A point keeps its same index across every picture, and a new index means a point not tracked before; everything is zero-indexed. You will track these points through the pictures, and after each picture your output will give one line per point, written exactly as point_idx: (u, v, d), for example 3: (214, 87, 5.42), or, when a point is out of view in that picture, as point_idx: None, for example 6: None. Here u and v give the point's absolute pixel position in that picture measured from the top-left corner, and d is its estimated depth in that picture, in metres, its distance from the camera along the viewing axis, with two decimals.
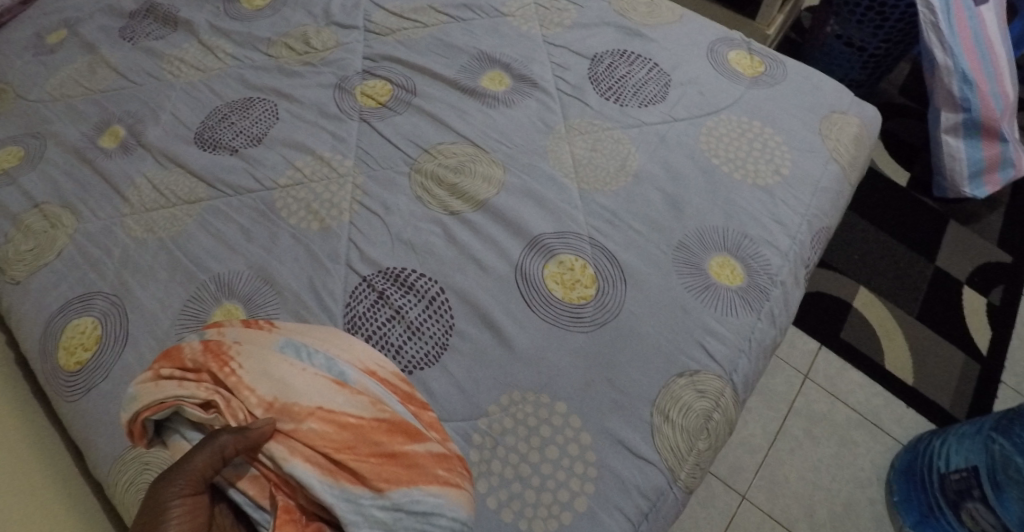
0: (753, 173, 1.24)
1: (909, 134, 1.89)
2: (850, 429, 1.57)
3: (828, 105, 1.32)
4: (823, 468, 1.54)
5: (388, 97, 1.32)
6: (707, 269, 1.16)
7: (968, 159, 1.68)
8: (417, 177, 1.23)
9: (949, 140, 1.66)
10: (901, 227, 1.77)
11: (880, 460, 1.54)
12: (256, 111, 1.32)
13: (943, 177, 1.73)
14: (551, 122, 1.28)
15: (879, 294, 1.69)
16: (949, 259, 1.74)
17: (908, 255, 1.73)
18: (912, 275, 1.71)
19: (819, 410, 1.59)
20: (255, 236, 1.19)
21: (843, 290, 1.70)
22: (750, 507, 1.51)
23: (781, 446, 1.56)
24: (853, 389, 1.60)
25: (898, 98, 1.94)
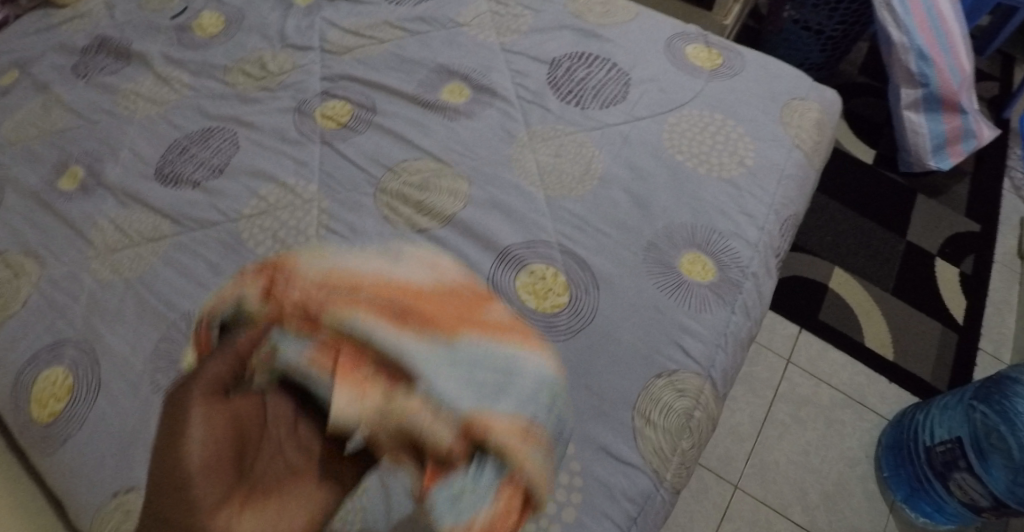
0: (717, 166, 1.24)
1: (870, 112, 1.91)
2: (835, 410, 1.58)
3: (788, 92, 1.33)
4: (812, 451, 1.55)
5: (348, 117, 1.31)
6: (678, 267, 1.16)
7: (931, 133, 1.71)
8: (383, 197, 1.23)
9: (911, 115, 1.70)
10: (870, 205, 1.78)
11: (867, 437, 1.55)
12: (215, 140, 1.31)
13: (908, 151, 1.74)
14: (514, 130, 1.28)
15: (853, 273, 1.70)
16: (918, 233, 1.75)
17: (879, 232, 1.75)
18: (884, 252, 1.73)
19: (803, 393, 1.60)
20: (224, 270, 1.18)
21: (819, 272, 1.71)
22: (742, 496, 1.51)
23: (769, 432, 1.56)
24: (835, 369, 1.61)
25: (858, 77, 1.96)
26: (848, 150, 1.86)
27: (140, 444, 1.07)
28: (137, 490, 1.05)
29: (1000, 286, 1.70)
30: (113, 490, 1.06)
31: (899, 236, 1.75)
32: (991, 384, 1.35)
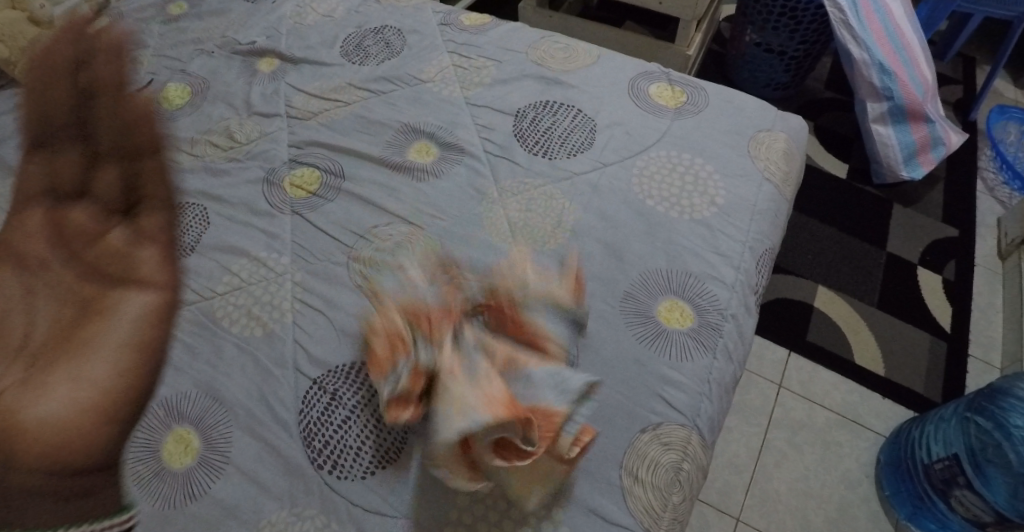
0: (688, 208, 1.23)
1: (840, 126, 1.93)
2: (832, 431, 1.55)
3: (754, 125, 1.32)
4: (812, 476, 1.51)
5: (317, 184, 1.31)
6: (656, 315, 1.15)
7: (900, 144, 1.71)
8: (355, 265, 1.23)
9: (879, 129, 1.70)
10: (847, 219, 1.79)
11: (866, 457, 1.52)
12: (185, 218, 1.30)
13: (881, 165, 1.73)
14: (482, 186, 1.28)
15: (838, 290, 1.69)
16: (899, 244, 1.75)
17: (860, 245, 1.75)
18: (866, 265, 1.72)
19: (798, 417, 1.57)
20: (200, 352, 1.18)
21: (804, 292, 1.70)
22: (746, 528, 1.46)
23: (766, 461, 1.52)
24: (828, 390, 1.59)
25: (824, 93, 1.99)
26: (823, 166, 1.87)
27: None
28: None
29: (985, 290, 1.69)
30: None
31: (880, 248, 1.74)
32: (983, 396, 1.32)
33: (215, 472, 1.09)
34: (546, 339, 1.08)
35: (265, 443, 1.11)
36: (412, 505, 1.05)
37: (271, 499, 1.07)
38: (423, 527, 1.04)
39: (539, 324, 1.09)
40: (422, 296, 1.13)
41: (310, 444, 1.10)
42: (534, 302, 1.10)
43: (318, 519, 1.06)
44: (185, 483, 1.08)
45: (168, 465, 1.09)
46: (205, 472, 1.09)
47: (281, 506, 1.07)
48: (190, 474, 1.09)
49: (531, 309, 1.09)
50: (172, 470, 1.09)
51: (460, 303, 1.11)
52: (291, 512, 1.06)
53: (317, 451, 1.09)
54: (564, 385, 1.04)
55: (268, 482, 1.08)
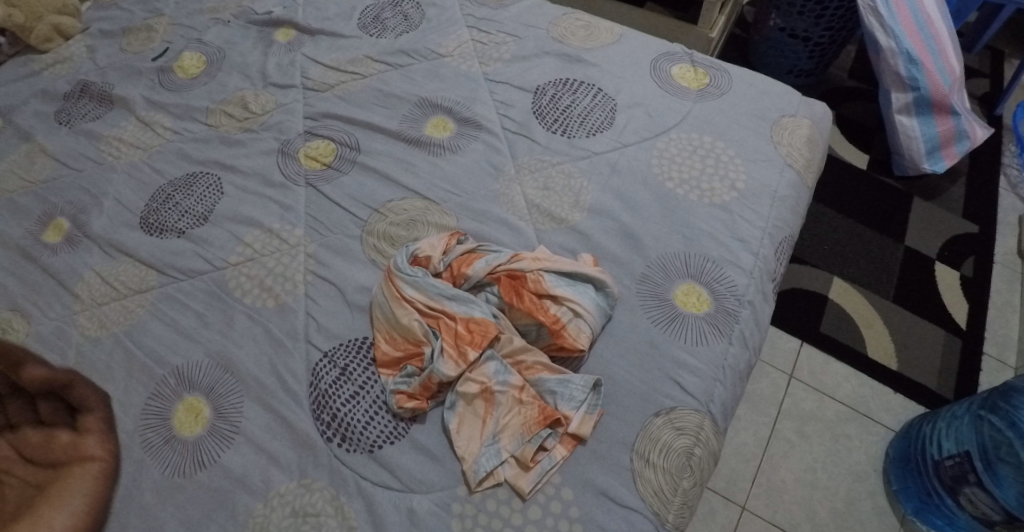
0: (708, 192, 1.22)
1: (862, 116, 1.89)
2: (841, 424, 1.54)
3: (777, 110, 1.30)
4: (819, 468, 1.50)
5: (332, 157, 1.30)
6: (673, 299, 1.14)
7: (924, 136, 1.68)
8: (369, 239, 1.22)
9: (903, 119, 1.67)
10: (866, 212, 1.76)
11: (874, 450, 1.51)
12: (200, 187, 1.29)
13: (903, 156, 1.71)
14: (499, 163, 1.26)
15: (854, 282, 1.68)
16: (919, 237, 1.72)
17: (878, 238, 1.72)
18: (883, 258, 1.70)
19: (808, 408, 1.56)
20: (211, 321, 1.17)
21: (819, 282, 1.68)
22: (752, 516, 1.46)
23: (775, 450, 1.52)
24: (839, 382, 1.58)
25: (848, 82, 1.95)
26: (843, 156, 1.84)
27: (133, 506, 1.06)
28: None
29: (1002, 288, 1.67)
30: None
31: (898, 242, 1.72)
32: (997, 395, 1.29)
33: (225, 442, 1.08)
34: (562, 341, 1.09)
35: (275, 415, 1.10)
36: (421, 481, 1.05)
37: (279, 470, 1.07)
38: (430, 503, 1.04)
39: (556, 327, 1.09)
40: (437, 298, 1.12)
41: (319, 416, 1.09)
42: (551, 313, 1.09)
43: (327, 491, 1.05)
44: (195, 452, 1.08)
45: (178, 433, 1.09)
46: (214, 441, 1.08)
47: (290, 478, 1.06)
48: (200, 443, 1.08)
49: (547, 320, 1.09)
50: (182, 439, 1.09)
51: (476, 308, 1.11)
52: (300, 484, 1.06)
53: (326, 424, 1.09)
54: (575, 396, 1.07)
55: (277, 453, 1.08)
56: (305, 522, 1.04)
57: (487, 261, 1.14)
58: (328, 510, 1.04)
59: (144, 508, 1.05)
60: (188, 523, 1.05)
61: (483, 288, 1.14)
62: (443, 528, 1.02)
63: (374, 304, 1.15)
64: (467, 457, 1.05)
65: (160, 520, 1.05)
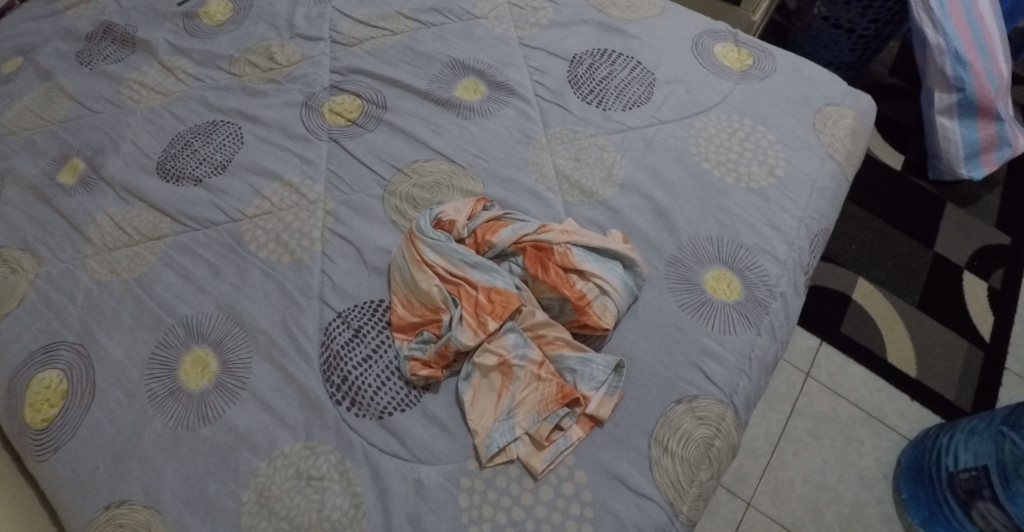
0: (746, 177, 1.17)
1: (899, 116, 1.82)
2: (854, 428, 1.50)
3: (821, 98, 1.25)
4: (829, 470, 1.46)
5: (357, 113, 1.26)
6: (702, 284, 1.10)
7: (964, 140, 1.63)
8: (391, 199, 1.18)
9: (944, 121, 1.62)
10: (896, 213, 1.70)
11: (886, 457, 1.47)
12: (220, 136, 1.25)
13: (939, 160, 1.68)
14: (530, 131, 1.22)
15: (878, 285, 1.62)
16: (948, 244, 1.67)
17: (906, 243, 1.66)
18: (910, 263, 1.64)
19: (821, 409, 1.51)
20: (224, 273, 1.14)
21: (842, 281, 1.63)
22: (756, 513, 1.43)
23: (785, 449, 1.48)
24: (855, 385, 1.53)
25: (888, 79, 1.87)
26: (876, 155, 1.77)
27: (134, 458, 1.03)
28: (131, 504, 1.01)
29: None
30: (106, 503, 1.01)
31: (926, 248, 1.66)
32: (1022, 412, 1.23)
33: (231, 397, 1.05)
34: (586, 318, 1.05)
35: (284, 373, 1.07)
36: (430, 452, 1.02)
37: (285, 430, 1.04)
38: (439, 475, 1.01)
39: (580, 304, 1.05)
40: (458, 264, 1.08)
41: (329, 378, 1.06)
42: (576, 288, 1.06)
43: (333, 455, 1.02)
44: (200, 406, 1.05)
45: (183, 384, 1.06)
46: (220, 395, 1.05)
47: (295, 439, 1.03)
48: (205, 398, 1.05)
49: (572, 295, 1.05)
50: (187, 391, 1.05)
51: (499, 278, 1.07)
52: (305, 446, 1.03)
53: (336, 386, 1.06)
54: (596, 376, 1.03)
55: (284, 412, 1.05)
56: (308, 486, 1.01)
57: (513, 230, 1.10)
58: (333, 475, 1.01)
59: (145, 459, 1.02)
60: (189, 479, 1.02)
61: (506, 258, 1.11)
62: (451, 502, 1.00)
63: (393, 266, 1.11)
64: (480, 431, 1.02)
65: (161, 473, 1.02)
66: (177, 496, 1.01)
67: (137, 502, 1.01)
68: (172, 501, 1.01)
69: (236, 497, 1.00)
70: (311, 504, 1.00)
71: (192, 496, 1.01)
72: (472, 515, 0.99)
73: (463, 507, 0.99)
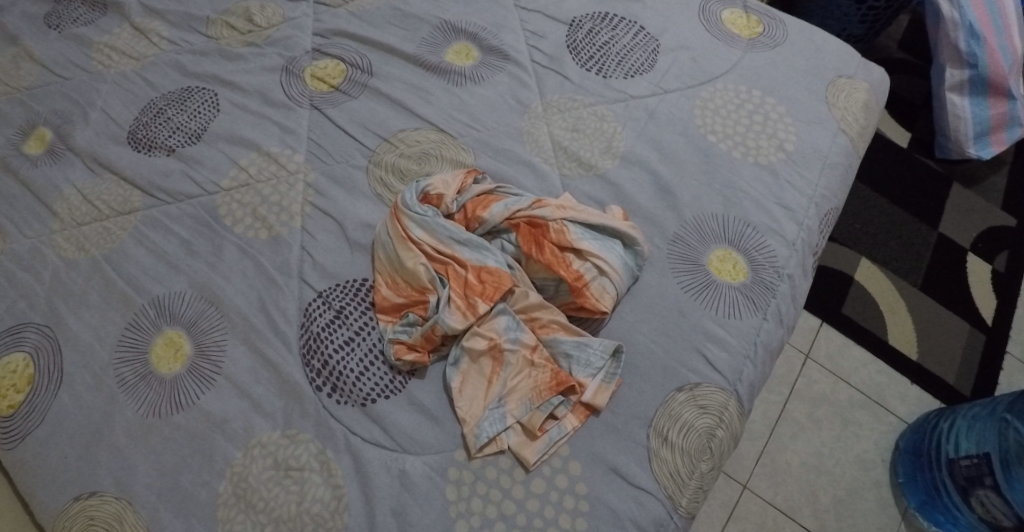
0: (754, 150, 1.10)
1: (908, 92, 1.64)
2: (853, 410, 1.36)
3: (834, 69, 1.17)
4: (827, 453, 1.33)
5: (341, 79, 1.18)
6: (706, 265, 1.04)
7: (974, 118, 1.49)
8: (376, 171, 1.11)
9: (954, 99, 1.49)
10: (900, 188, 1.54)
11: (884, 441, 1.34)
12: (194, 103, 1.17)
13: (947, 137, 1.53)
14: (525, 99, 1.15)
15: (882, 265, 1.47)
16: (951, 224, 1.51)
17: (910, 221, 1.51)
18: (914, 242, 1.49)
19: (820, 391, 1.37)
20: (198, 250, 1.07)
21: (842, 260, 1.47)
22: (753, 497, 1.30)
23: (782, 431, 1.34)
24: (856, 366, 1.39)
25: (895, 54, 1.68)
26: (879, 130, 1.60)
27: (104, 446, 0.98)
28: (101, 495, 0.96)
29: None
30: (75, 494, 0.96)
31: (931, 227, 1.50)
32: None
33: (206, 382, 1.00)
34: (583, 301, 0.99)
35: (261, 357, 1.01)
36: (417, 441, 0.97)
37: (262, 418, 0.98)
38: (425, 467, 0.96)
39: (577, 285, 0.99)
40: (447, 242, 1.02)
41: (309, 362, 1.00)
42: (573, 268, 0.99)
43: (313, 444, 0.97)
44: (172, 391, 0.99)
45: (155, 369, 1.00)
46: (194, 380, 1.00)
47: (273, 426, 0.98)
48: (178, 383, 0.99)
49: (568, 276, 0.99)
50: (159, 376, 1.00)
51: (490, 256, 1.01)
52: (284, 434, 0.97)
53: (316, 371, 1.00)
54: (592, 362, 0.98)
55: (262, 399, 0.99)
56: (286, 477, 0.95)
57: (505, 205, 1.04)
58: (313, 465, 0.96)
59: (115, 448, 0.97)
60: (161, 469, 0.96)
61: (498, 235, 1.04)
62: (438, 494, 0.94)
63: (378, 243, 1.05)
64: (469, 420, 0.97)
65: (133, 462, 0.97)
66: (150, 487, 0.96)
67: (107, 493, 0.96)
68: (144, 491, 0.96)
69: (210, 487, 0.95)
70: (290, 496, 0.95)
71: (164, 487, 0.96)
72: (460, 508, 0.94)
73: (450, 500, 0.94)
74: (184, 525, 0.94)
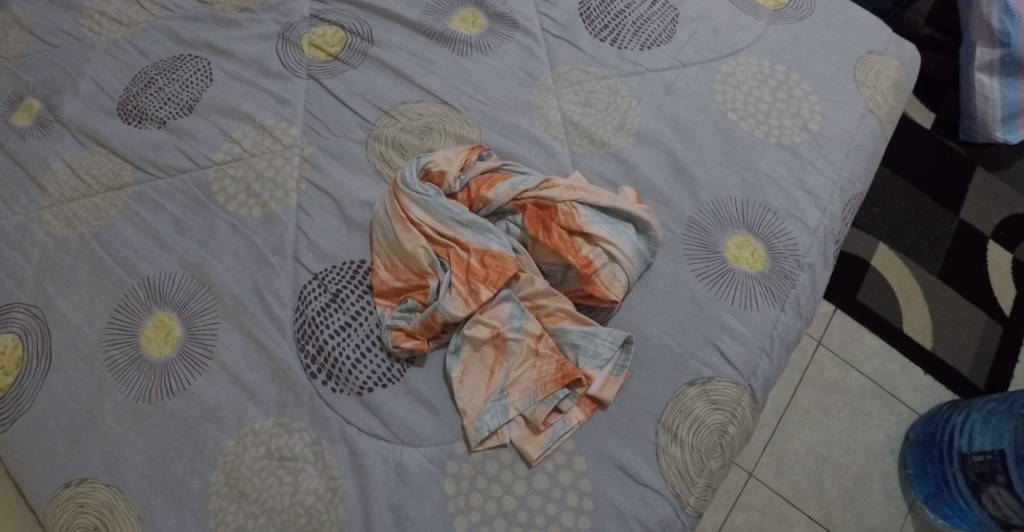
0: (777, 130, 1.04)
1: (935, 71, 1.50)
2: (864, 400, 1.29)
3: (864, 45, 1.10)
4: (835, 442, 1.27)
5: (340, 47, 1.12)
6: (722, 251, 0.98)
7: (1003, 101, 1.38)
8: (376, 145, 1.06)
9: (983, 79, 1.38)
10: (922, 170, 1.43)
11: (895, 431, 1.27)
12: (186, 72, 1.12)
13: (972, 119, 1.41)
14: (535, 71, 1.09)
15: (900, 251, 1.37)
16: (973, 209, 1.41)
17: (930, 205, 1.40)
18: (933, 228, 1.38)
19: (831, 379, 1.30)
20: (190, 228, 1.03)
21: (857, 244, 1.38)
22: (757, 486, 1.25)
23: (790, 419, 1.28)
24: (868, 355, 1.31)
25: (921, 30, 1.54)
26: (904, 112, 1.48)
27: (94, 432, 0.95)
28: (91, 482, 0.93)
29: None
30: (65, 481, 0.94)
31: (950, 212, 1.40)
32: None
33: (197, 367, 0.96)
34: (591, 289, 0.93)
35: (254, 342, 0.97)
36: (415, 433, 0.93)
37: (255, 405, 0.95)
38: (423, 459, 0.92)
39: (586, 273, 0.93)
40: (448, 223, 0.97)
41: (303, 347, 0.96)
42: (582, 254, 0.94)
43: (307, 434, 0.93)
44: (162, 376, 0.96)
45: (145, 352, 0.97)
46: (185, 365, 0.96)
47: (266, 415, 0.94)
48: (168, 368, 0.96)
49: (577, 262, 0.93)
50: (149, 359, 0.96)
51: (494, 239, 0.96)
52: (277, 423, 0.94)
53: (310, 357, 0.96)
54: (600, 353, 0.93)
55: (254, 385, 0.95)
56: (280, 467, 0.92)
57: (511, 184, 0.98)
58: (307, 455, 0.92)
59: (105, 434, 0.94)
60: (151, 456, 0.93)
61: (503, 216, 0.99)
62: (436, 488, 0.91)
63: (376, 224, 1.00)
64: (469, 412, 0.92)
65: (124, 449, 0.94)
66: (140, 474, 0.93)
67: (98, 480, 0.93)
68: (133, 479, 0.93)
69: (201, 476, 0.92)
70: (283, 487, 0.91)
71: (155, 474, 0.93)
72: (459, 503, 0.90)
73: (449, 495, 0.90)
74: (174, 515, 0.91)
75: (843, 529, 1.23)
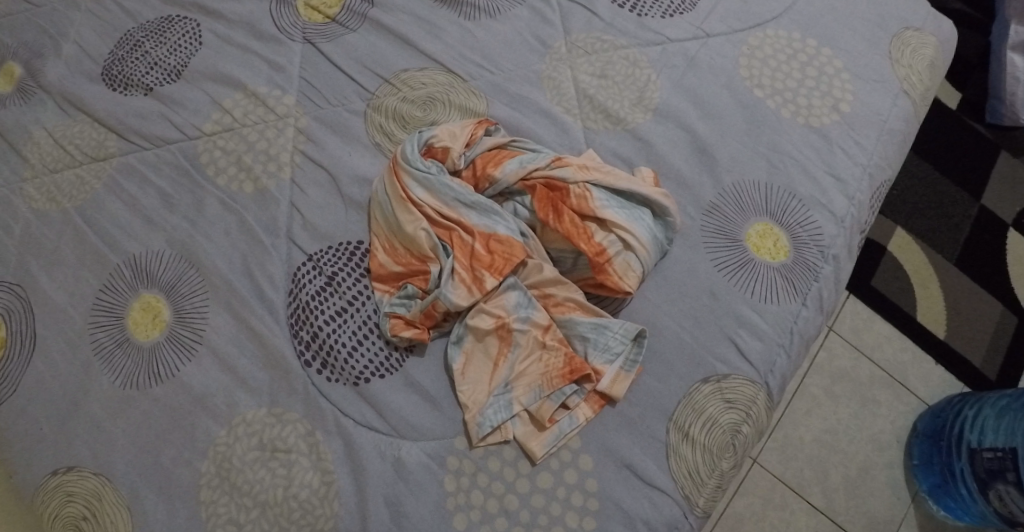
0: (806, 109, 0.97)
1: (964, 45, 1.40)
2: (873, 388, 1.23)
3: (901, 19, 1.02)
4: (842, 430, 1.21)
5: (338, 9, 1.05)
6: (744, 240, 0.92)
7: None
8: (376, 116, 1.00)
9: (1016, 58, 1.31)
10: (950, 149, 1.34)
11: (903, 421, 1.21)
12: (173, 35, 1.05)
13: (1000, 99, 1.33)
14: (548, 38, 1.01)
15: (919, 236, 1.30)
16: (998, 193, 1.32)
17: (953, 189, 1.32)
18: (953, 213, 1.31)
19: (841, 366, 1.24)
20: (177, 203, 0.98)
21: (874, 227, 1.31)
22: (761, 472, 1.19)
23: (798, 405, 1.22)
24: (880, 342, 1.25)
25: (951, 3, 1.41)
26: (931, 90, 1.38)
27: (79, 419, 0.91)
28: (79, 471, 0.89)
29: None
30: (52, 468, 0.90)
31: (972, 197, 1.32)
32: None
33: (186, 352, 0.92)
34: (604, 278, 0.87)
35: (244, 326, 0.92)
36: (413, 426, 0.88)
37: (246, 393, 0.90)
38: (421, 454, 0.87)
39: (599, 261, 0.87)
40: (452, 204, 0.91)
41: (297, 334, 0.91)
42: (594, 240, 0.88)
43: (300, 425, 0.89)
44: (150, 362, 0.91)
45: (132, 336, 0.92)
46: (173, 350, 0.91)
47: (258, 404, 0.90)
48: (156, 353, 0.91)
49: (589, 249, 0.87)
50: (136, 343, 0.92)
51: (500, 222, 0.90)
52: (269, 413, 0.89)
53: (305, 344, 0.91)
54: (611, 347, 0.88)
55: (246, 373, 0.91)
56: (272, 459, 0.88)
57: (520, 162, 0.92)
58: (300, 447, 0.88)
59: (91, 421, 0.90)
60: (135, 445, 0.89)
61: (511, 197, 0.93)
62: (434, 485, 0.86)
63: (375, 202, 0.95)
64: (471, 406, 0.88)
65: (111, 437, 0.90)
66: (126, 462, 0.89)
67: (85, 469, 0.89)
68: (115, 467, 0.89)
69: (190, 467, 0.88)
70: (276, 480, 0.87)
71: (144, 464, 0.89)
72: (458, 501, 0.86)
73: (448, 492, 0.86)
74: (161, 506, 0.87)
75: (847, 520, 1.17)
